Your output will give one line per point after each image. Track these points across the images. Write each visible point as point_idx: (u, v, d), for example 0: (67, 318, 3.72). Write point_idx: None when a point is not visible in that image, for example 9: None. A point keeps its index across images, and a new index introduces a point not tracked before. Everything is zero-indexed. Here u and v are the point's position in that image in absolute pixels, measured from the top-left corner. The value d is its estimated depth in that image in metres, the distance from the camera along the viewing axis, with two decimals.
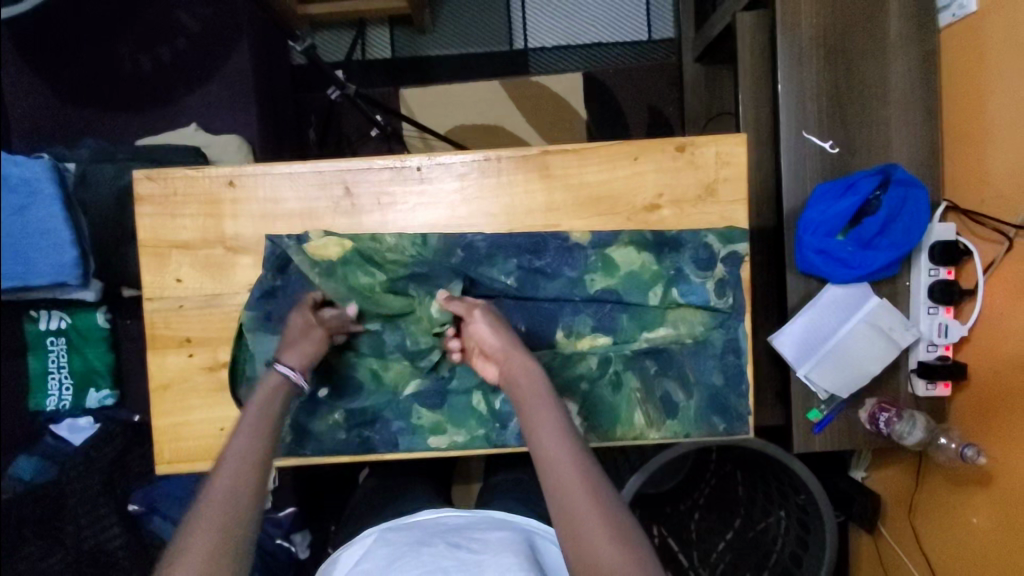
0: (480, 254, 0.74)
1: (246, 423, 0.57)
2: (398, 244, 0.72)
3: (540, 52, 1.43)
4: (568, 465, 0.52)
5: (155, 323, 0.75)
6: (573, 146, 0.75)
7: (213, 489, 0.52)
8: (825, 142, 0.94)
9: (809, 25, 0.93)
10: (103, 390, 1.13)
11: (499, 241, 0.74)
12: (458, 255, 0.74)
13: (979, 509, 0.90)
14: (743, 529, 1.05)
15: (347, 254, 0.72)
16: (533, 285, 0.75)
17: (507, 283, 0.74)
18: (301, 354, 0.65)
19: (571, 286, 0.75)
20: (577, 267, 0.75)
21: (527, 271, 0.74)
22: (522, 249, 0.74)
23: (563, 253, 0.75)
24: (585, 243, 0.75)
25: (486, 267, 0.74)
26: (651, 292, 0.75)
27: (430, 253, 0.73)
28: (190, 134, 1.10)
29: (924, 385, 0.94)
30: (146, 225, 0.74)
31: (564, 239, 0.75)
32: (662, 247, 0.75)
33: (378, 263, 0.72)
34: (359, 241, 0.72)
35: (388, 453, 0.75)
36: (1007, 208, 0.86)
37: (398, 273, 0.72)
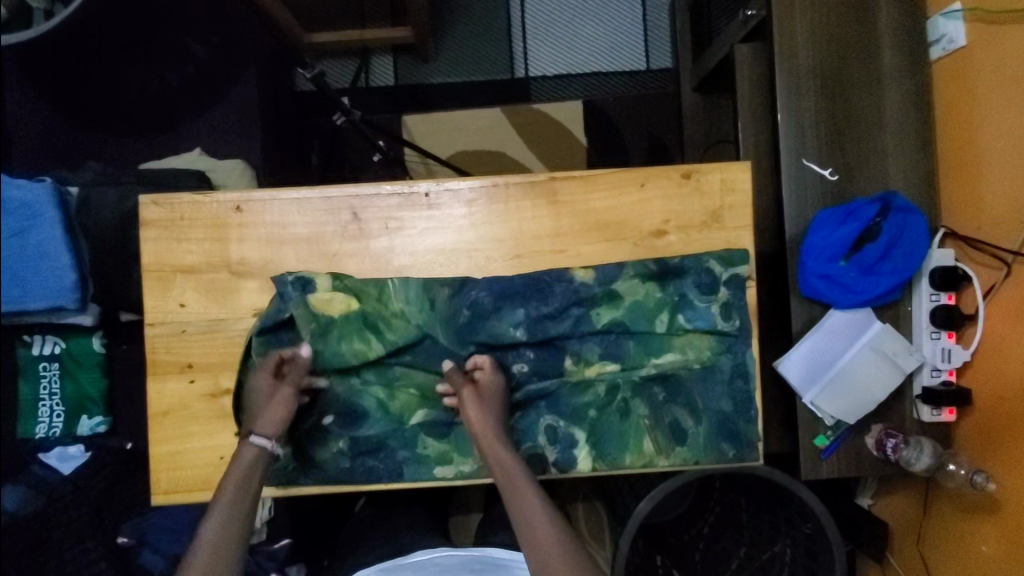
0: (486, 309, 0.73)
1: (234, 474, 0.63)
2: (405, 310, 0.73)
3: (540, 81, 1.46)
4: (550, 539, 0.59)
5: (156, 348, 0.74)
6: (579, 172, 0.76)
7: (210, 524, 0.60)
8: (825, 169, 0.96)
9: (805, 57, 0.96)
10: (95, 417, 1.08)
11: (504, 292, 0.73)
12: (464, 314, 0.73)
13: (987, 538, 0.89)
14: (749, 559, 1.03)
15: (349, 314, 0.72)
16: (543, 329, 0.74)
17: (515, 334, 0.73)
18: (271, 422, 0.67)
19: (577, 323, 0.74)
20: (582, 303, 0.74)
21: (535, 319, 0.74)
22: (525, 298, 0.74)
23: (569, 294, 0.74)
24: (590, 282, 0.74)
25: (494, 322, 0.73)
26: (656, 320, 0.74)
27: (438, 316, 0.73)
28: (193, 158, 1.07)
29: (929, 411, 0.94)
30: (151, 249, 0.74)
31: (567, 282, 0.74)
32: (665, 274, 0.75)
33: (379, 330, 0.72)
34: (364, 300, 0.72)
35: (393, 483, 0.73)
36: (1002, 234, 0.87)
37: (403, 336, 0.72)
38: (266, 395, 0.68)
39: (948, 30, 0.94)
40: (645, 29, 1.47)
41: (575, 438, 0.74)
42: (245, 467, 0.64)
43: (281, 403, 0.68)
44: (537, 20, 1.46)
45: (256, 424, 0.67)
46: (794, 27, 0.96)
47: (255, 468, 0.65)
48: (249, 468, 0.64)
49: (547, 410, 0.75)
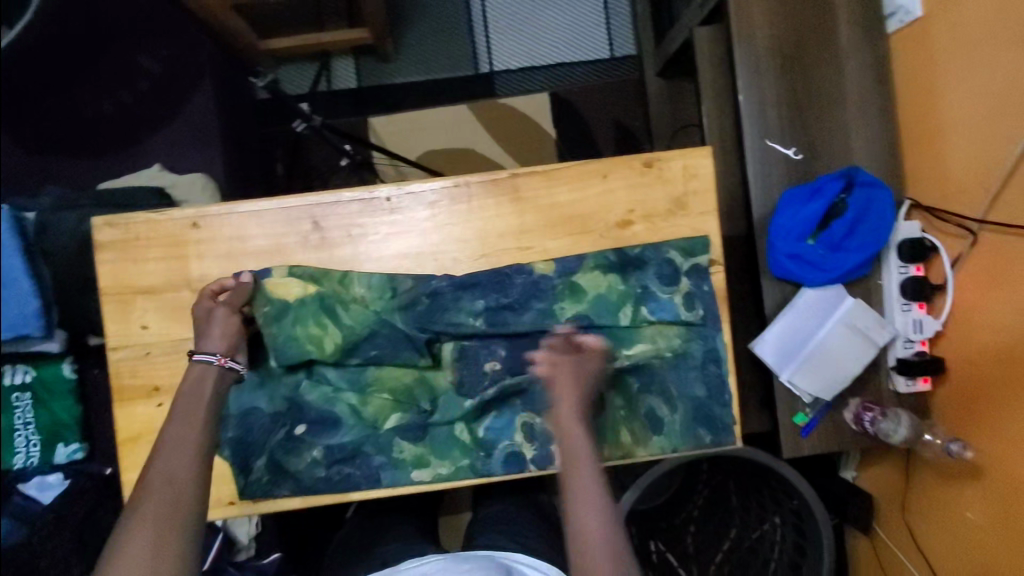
0: (446, 299, 0.73)
1: (183, 421, 0.59)
2: (365, 294, 0.73)
3: (505, 74, 1.45)
4: (604, 541, 0.53)
5: (121, 373, 0.72)
6: (541, 166, 0.75)
7: (152, 479, 0.55)
8: (789, 149, 0.96)
9: (763, 36, 0.96)
10: (71, 444, 1.04)
11: (464, 282, 0.74)
12: (424, 303, 0.73)
13: (972, 503, 0.90)
14: (739, 539, 1.03)
15: (306, 297, 0.71)
16: (503, 322, 0.74)
17: (474, 323, 0.73)
18: (218, 338, 0.66)
19: (542, 317, 0.74)
20: (546, 298, 0.74)
21: (494, 309, 0.74)
22: (487, 289, 0.74)
23: (530, 287, 0.74)
24: (550, 274, 0.74)
25: (454, 310, 0.73)
26: (621, 313, 0.74)
27: (396, 304, 0.73)
28: (155, 174, 1.04)
29: (904, 381, 0.95)
30: (108, 272, 0.72)
31: (528, 273, 0.74)
32: (626, 267, 0.75)
33: (336, 315, 0.72)
34: (322, 284, 0.72)
35: (371, 490, 0.73)
36: (968, 203, 0.88)
37: (360, 321, 0.72)
38: (204, 320, 0.67)
39: (904, 2, 0.94)
40: (607, 16, 1.46)
41: (552, 434, 0.74)
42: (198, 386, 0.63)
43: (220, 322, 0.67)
44: (498, 13, 1.44)
45: (199, 341, 0.66)
46: (750, 7, 0.95)
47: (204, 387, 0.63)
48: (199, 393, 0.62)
49: (522, 407, 0.75)
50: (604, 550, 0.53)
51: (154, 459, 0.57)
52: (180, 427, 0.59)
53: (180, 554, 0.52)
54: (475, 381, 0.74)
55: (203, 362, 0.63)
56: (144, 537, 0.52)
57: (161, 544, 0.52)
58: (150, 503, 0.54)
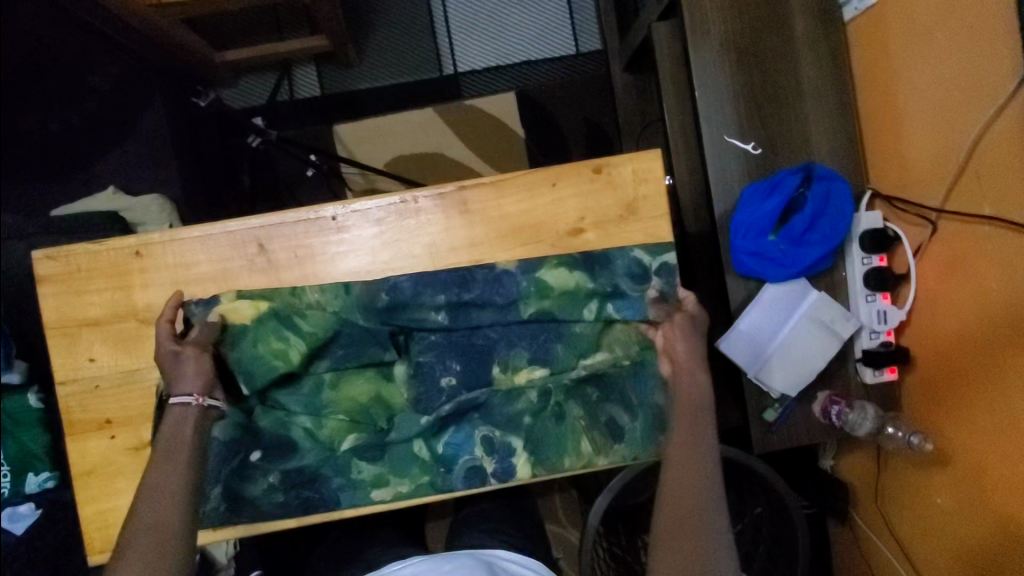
0: (406, 295, 0.72)
1: (171, 460, 0.59)
2: (321, 298, 0.72)
3: (470, 75, 1.43)
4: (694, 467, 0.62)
5: (71, 408, 0.71)
6: (488, 178, 0.74)
7: (142, 519, 0.56)
8: (747, 144, 0.95)
9: (717, 30, 0.94)
10: (42, 473, 1.01)
11: (424, 279, 0.73)
12: (383, 298, 0.72)
13: (942, 488, 0.91)
14: None
15: (261, 314, 0.70)
16: (466, 316, 0.73)
17: (437, 318, 0.73)
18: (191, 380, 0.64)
19: (504, 312, 0.73)
20: (509, 293, 0.73)
21: (457, 303, 0.73)
22: (448, 284, 0.73)
23: (491, 281, 0.73)
24: (513, 270, 0.74)
25: (416, 307, 0.73)
26: (586, 308, 0.74)
27: (355, 301, 0.72)
28: (108, 198, 1.03)
29: (872, 372, 0.95)
30: (51, 306, 0.71)
31: (489, 269, 0.74)
32: (593, 266, 0.74)
33: (294, 325, 0.70)
34: (275, 299, 0.71)
35: (330, 512, 0.72)
36: (927, 192, 0.87)
37: (320, 325, 0.71)
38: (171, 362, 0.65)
39: None
40: (571, 12, 1.44)
41: (512, 446, 0.74)
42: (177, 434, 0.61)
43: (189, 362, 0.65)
44: (460, 14, 1.42)
45: (173, 385, 0.64)
46: (703, 1, 0.94)
47: (185, 430, 0.62)
48: (180, 438, 0.61)
49: (481, 421, 0.74)
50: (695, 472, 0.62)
51: (139, 503, 0.57)
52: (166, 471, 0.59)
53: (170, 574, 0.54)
54: (432, 398, 0.73)
55: (179, 406, 0.62)
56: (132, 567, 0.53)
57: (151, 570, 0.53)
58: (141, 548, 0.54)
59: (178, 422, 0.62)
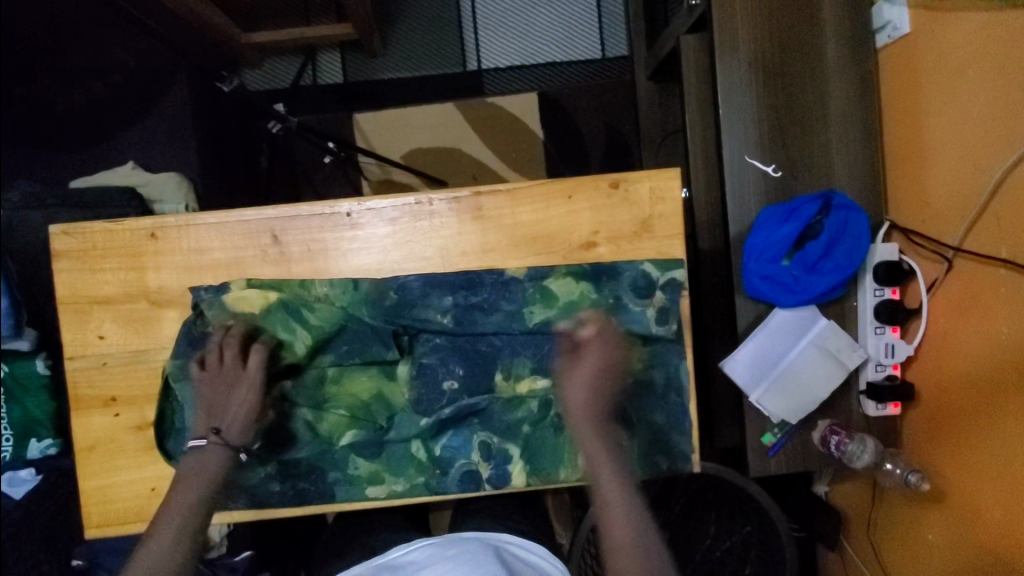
0: (414, 295, 0.73)
1: (191, 486, 0.64)
2: (329, 292, 0.72)
3: (494, 72, 1.42)
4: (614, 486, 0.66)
5: (78, 383, 0.72)
6: (505, 185, 0.74)
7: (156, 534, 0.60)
8: (768, 166, 0.94)
9: (746, 48, 0.93)
10: (44, 440, 1.02)
11: (433, 280, 0.73)
12: (392, 296, 0.72)
13: (933, 524, 0.91)
14: (712, 549, 1.00)
15: (271, 305, 0.70)
16: (471, 320, 0.73)
17: (442, 321, 0.73)
18: (240, 431, 0.67)
19: (510, 319, 0.73)
20: (515, 301, 0.73)
21: (464, 307, 0.73)
22: (456, 286, 0.73)
23: (498, 287, 0.74)
24: (521, 277, 0.74)
25: (422, 307, 0.73)
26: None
27: (362, 298, 0.72)
28: (127, 173, 1.03)
29: (874, 406, 0.95)
30: (65, 281, 0.72)
31: (498, 274, 0.74)
32: (600, 277, 0.74)
33: (302, 317, 0.70)
34: (286, 290, 0.71)
35: (325, 504, 0.73)
36: (945, 228, 0.86)
37: (328, 319, 0.71)
38: (223, 387, 0.67)
39: (892, 17, 0.91)
40: (600, 16, 1.43)
41: (509, 453, 0.74)
42: (204, 471, 0.65)
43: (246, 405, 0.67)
44: (487, 10, 1.41)
45: (220, 418, 0.67)
46: (734, 18, 0.93)
47: (212, 469, 0.65)
48: (205, 475, 0.65)
49: (481, 427, 0.74)
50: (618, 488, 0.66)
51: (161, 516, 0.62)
52: (184, 495, 0.63)
53: None
54: (433, 399, 0.73)
55: (223, 456, 0.66)
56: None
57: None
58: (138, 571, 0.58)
59: (206, 459, 0.66)
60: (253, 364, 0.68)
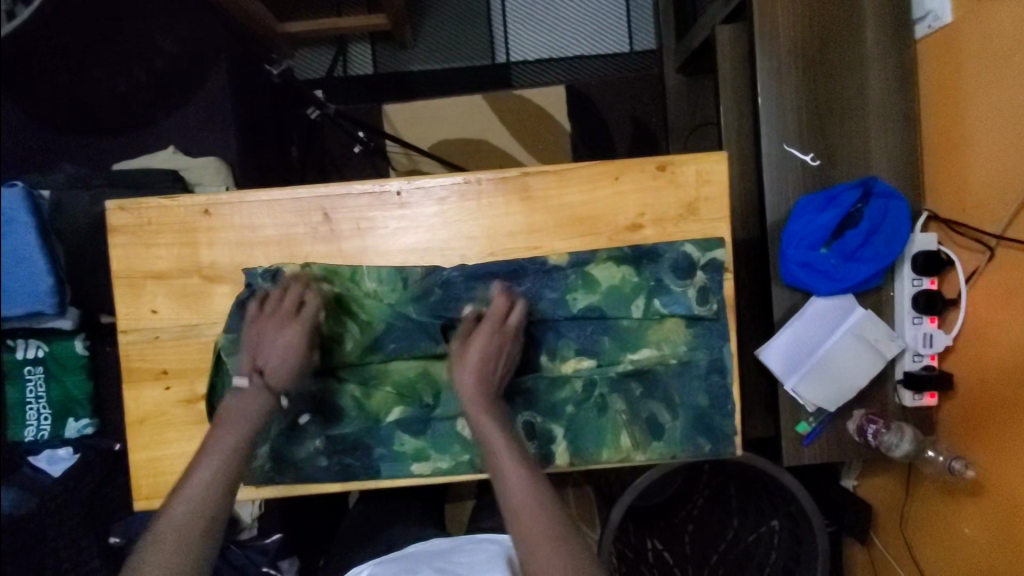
0: (458, 289, 0.73)
1: (229, 431, 0.65)
2: (377, 289, 0.73)
3: (523, 65, 1.43)
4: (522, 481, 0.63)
5: (130, 356, 0.74)
6: (553, 166, 0.75)
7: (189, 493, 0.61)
8: (806, 155, 0.94)
9: (786, 37, 0.94)
10: (82, 419, 1.06)
11: (477, 272, 0.73)
12: (436, 292, 0.73)
13: (969, 518, 0.90)
14: (735, 542, 1.03)
15: (323, 298, 0.72)
16: (515, 310, 0.74)
17: (487, 313, 0.74)
18: (283, 376, 0.69)
19: (555, 307, 0.74)
20: (558, 288, 0.74)
21: (508, 297, 0.74)
22: (498, 278, 0.74)
23: (541, 275, 0.74)
24: (563, 264, 0.74)
25: (466, 299, 0.73)
26: (633, 305, 0.75)
27: (409, 295, 0.73)
28: (170, 156, 1.05)
29: (911, 396, 0.94)
30: (120, 255, 0.73)
31: (541, 263, 0.74)
32: (641, 259, 0.74)
33: (353, 312, 0.73)
34: (337, 284, 0.72)
35: (371, 480, 0.74)
36: (987, 217, 0.86)
37: (377, 315, 0.73)
38: (273, 333, 0.68)
39: (934, 7, 0.92)
40: (628, 9, 1.43)
41: (552, 433, 0.75)
42: (245, 416, 0.67)
43: (295, 353, 0.69)
44: (517, 3, 1.42)
45: (265, 360, 0.68)
46: (775, 7, 0.93)
47: (252, 410, 0.67)
48: (245, 416, 0.66)
49: (524, 406, 0.75)
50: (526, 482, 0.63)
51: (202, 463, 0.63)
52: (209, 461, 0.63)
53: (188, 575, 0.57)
54: None
55: (263, 400, 0.67)
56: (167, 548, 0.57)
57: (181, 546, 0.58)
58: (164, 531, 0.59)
59: (248, 401, 0.67)
60: (306, 313, 0.69)
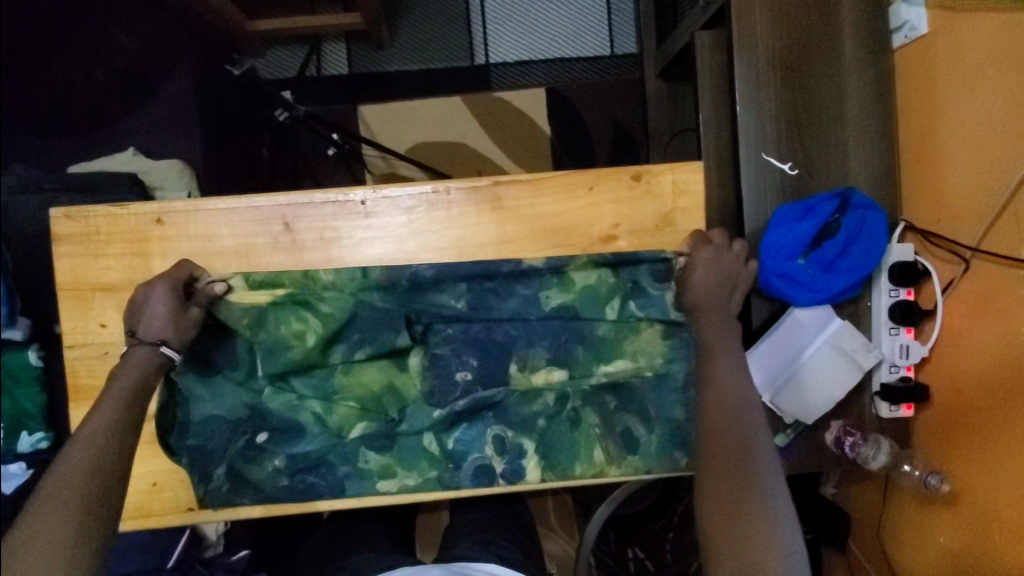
0: (428, 281, 0.71)
1: (121, 382, 0.60)
2: (337, 280, 0.70)
3: (501, 67, 1.40)
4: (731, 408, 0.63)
5: (77, 372, 0.70)
6: (525, 175, 0.72)
7: (82, 440, 0.55)
8: (785, 163, 0.93)
9: (765, 46, 0.92)
10: (35, 433, 0.98)
11: (447, 268, 0.71)
12: (405, 283, 0.70)
13: (945, 528, 0.90)
14: None
15: (281, 298, 0.69)
16: (485, 306, 0.72)
17: (457, 306, 0.72)
18: (160, 328, 0.63)
19: (527, 305, 0.72)
20: (531, 285, 0.72)
21: (479, 292, 0.72)
22: (471, 273, 0.71)
23: (515, 275, 0.72)
24: (539, 266, 0.72)
25: (435, 294, 0.71)
26: (608, 307, 0.72)
27: (373, 284, 0.70)
28: (128, 158, 1.00)
29: (887, 407, 0.94)
30: (67, 266, 0.69)
31: (516, 262, 0.71)
32: (619, 262, 0.72)
33: (313, 306, 0.69)
34: (295, 283, 0.69)
35: (335, 500, 0.71)
36: (962, 228, 0.86)
37: (338, 306, 0.69)
38: (141, 299, 0.64)
39: (910, 17, 0.91)
40: (609, 12, 1.41)
41: (523, 448, 0.72)
42: (127, 373, 0.61)
43: (163, 300, 0.64)
44: (496, 3, 1.39)
45: (140, 325, 0.63)
46: (753, 13, 0.92)
47: (136, 369, 0.61)
48: (132, 373, 0.61)
49: (495, 420, 0.72)
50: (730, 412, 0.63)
51: (92, 417, 0.57)
52: (102, 415, 0.57)
53: (66, 538, 0.49)
54: (447, 391, 0.72)
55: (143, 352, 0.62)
56: (56, 506, 0.50)
57: (61, 502, 0.51)
58: (56, 482, 0.52)
59: (129, 363, 0.62)
60: (179, 275, 0.67)
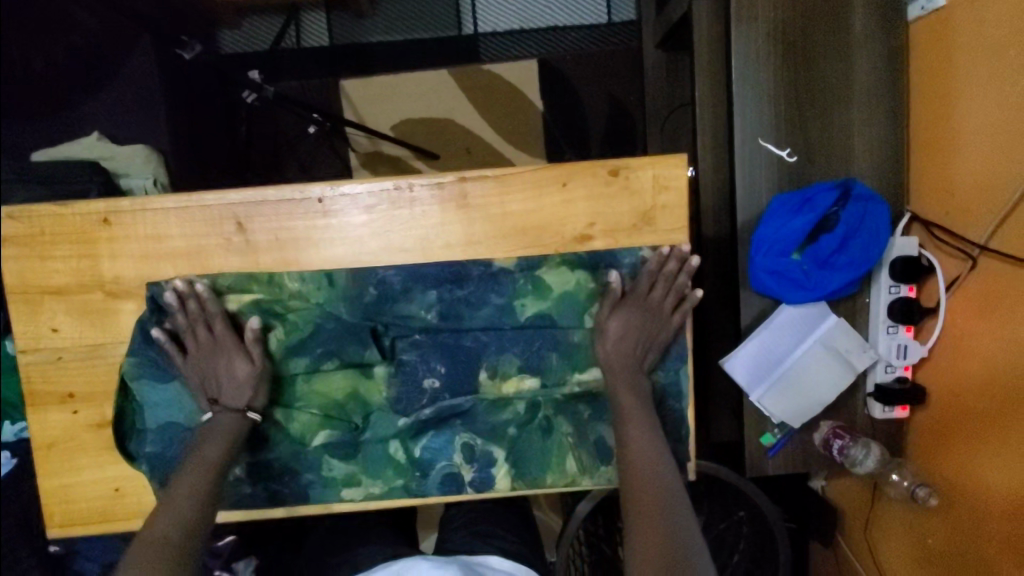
0: (395, 290, 0.68)
1: (211, 446, 0.62)
2: (302, 288, 0.67)
3: (490, 37, 1.32)
4: (645, 459, 0.61)
5: (32, 378, 0.68)
6: (492, 170, 0.67)
7: (185, 475, 0.59)
8: (782, 149, 0.87)
9: (765, 20, 0.84)
10: (17, 422, 1.01)
11: (415, 273, 0.68)
12: (371, 292, 0.68)
13: (936, 530, 0.86)
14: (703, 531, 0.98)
15: (245, 308, 0.67)
16: (456, 315, 0.68)
17: (427, 317, 0.68)
18: (241, 392, 0.65)
19: (500, 313, 0.68)
20: (505, 293, 0.68)
21: (449, 301, 0.68)
22: (440, 280, 0.68)
23: (486, 280, 0.68)
24: (510, 268, 0.68)
25: (404, 303, 0.68)
26: (585, 315, 0.69)
27: (339, 294, 0.68)
28: (89, 143, 0.96)
29: (881, 408, 0.90)
30: (13, 269, 0.66)
31: (485, 266, 0.68)
32: (596, 265, 0.69)
33: (279, 314, 0.67)
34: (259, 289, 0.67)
35: (300, 506, 0.70)
36: (971, 222, 0.79)
37: (303, 317, 0.67)
38: (221, 360, 0.65)
39: None
40: None
41: (493, 457, 0.70)
42: (217, 436, 0.63)
43: (244, 370, 0.65)
44: None
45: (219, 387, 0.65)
46: None
47: (227, 433, 0.63)
48: (221, 437, 0.63)
49: (463, 428, 0.70)
50: (644, 466, 0.61)
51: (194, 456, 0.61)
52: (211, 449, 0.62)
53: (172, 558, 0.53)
54: (412, 398, 0.69)
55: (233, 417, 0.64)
56: (166, 525, 0.55)
57: (179, 526, 0.55)
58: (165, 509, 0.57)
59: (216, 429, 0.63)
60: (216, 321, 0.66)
